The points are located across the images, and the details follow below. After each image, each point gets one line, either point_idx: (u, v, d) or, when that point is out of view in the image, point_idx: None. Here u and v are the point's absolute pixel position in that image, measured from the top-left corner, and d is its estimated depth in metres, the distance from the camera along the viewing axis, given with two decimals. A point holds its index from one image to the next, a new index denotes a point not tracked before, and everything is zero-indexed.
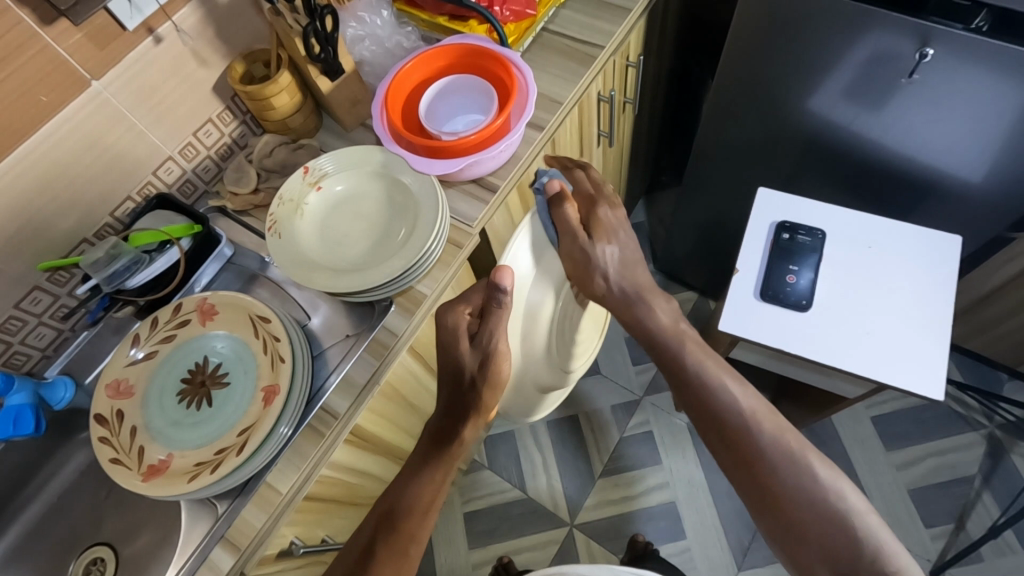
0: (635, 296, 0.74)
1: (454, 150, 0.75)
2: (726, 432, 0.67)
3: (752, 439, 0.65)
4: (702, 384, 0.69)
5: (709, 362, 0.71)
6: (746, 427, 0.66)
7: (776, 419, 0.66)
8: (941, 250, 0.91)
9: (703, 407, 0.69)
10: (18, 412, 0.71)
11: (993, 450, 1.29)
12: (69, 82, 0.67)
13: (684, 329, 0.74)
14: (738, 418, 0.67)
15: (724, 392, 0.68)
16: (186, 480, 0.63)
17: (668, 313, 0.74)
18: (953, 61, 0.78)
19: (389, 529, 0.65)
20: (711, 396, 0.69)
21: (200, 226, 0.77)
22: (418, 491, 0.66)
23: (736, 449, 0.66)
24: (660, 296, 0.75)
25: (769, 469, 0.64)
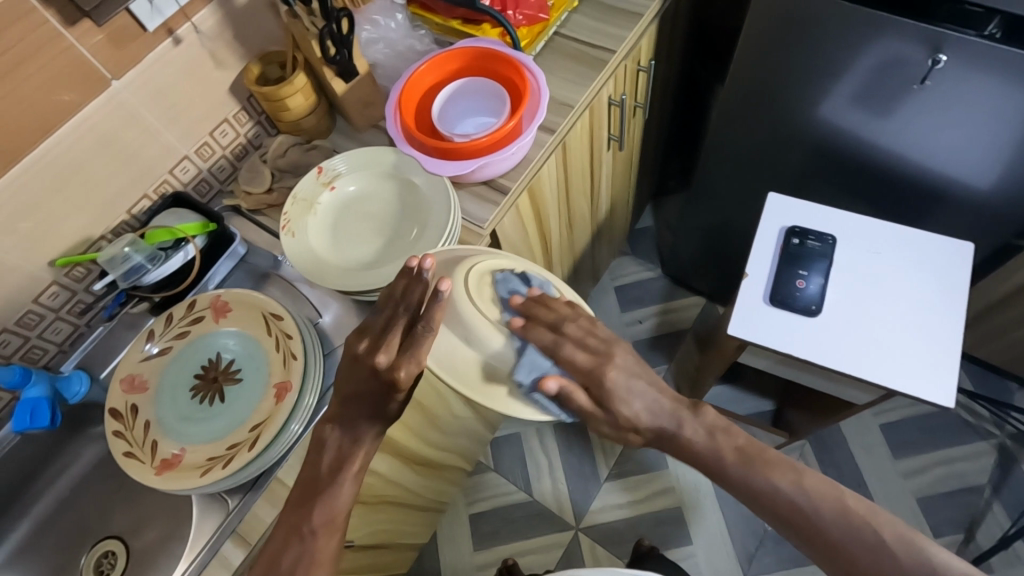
0: (670, 426, 0.65)
1: (465, 152, 0.75)
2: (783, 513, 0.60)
3: (828, 535, 0.58)
4: (753, 488, 0.61)
5: (758, 466, 0.62)
6: (814, 522, 0.59)
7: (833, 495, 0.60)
8: (951, 256, 0.90)
9: (766, 511, 0.61)
10: (35, 404, 0.72)
11: (1002, 460, 1.28)
12: (90, 81, 0.68)
13: (724, 445, 0.63)
14: (801, 513, 0.59)
15: (780, 492, 0.60)
16: (198, 475, 0.64)
17: (700, 430, 0.64)
18: (966, 69, 0.78)
19: (330, 534, 0.60)
20: (773, 498, 0.60)
21: (214, 224, 0.78)
22: (341, 497, 0.60)
23: (831, 555, 0.58)
24: (687, 411, 0.65)
25: (873, 571, 0.56)
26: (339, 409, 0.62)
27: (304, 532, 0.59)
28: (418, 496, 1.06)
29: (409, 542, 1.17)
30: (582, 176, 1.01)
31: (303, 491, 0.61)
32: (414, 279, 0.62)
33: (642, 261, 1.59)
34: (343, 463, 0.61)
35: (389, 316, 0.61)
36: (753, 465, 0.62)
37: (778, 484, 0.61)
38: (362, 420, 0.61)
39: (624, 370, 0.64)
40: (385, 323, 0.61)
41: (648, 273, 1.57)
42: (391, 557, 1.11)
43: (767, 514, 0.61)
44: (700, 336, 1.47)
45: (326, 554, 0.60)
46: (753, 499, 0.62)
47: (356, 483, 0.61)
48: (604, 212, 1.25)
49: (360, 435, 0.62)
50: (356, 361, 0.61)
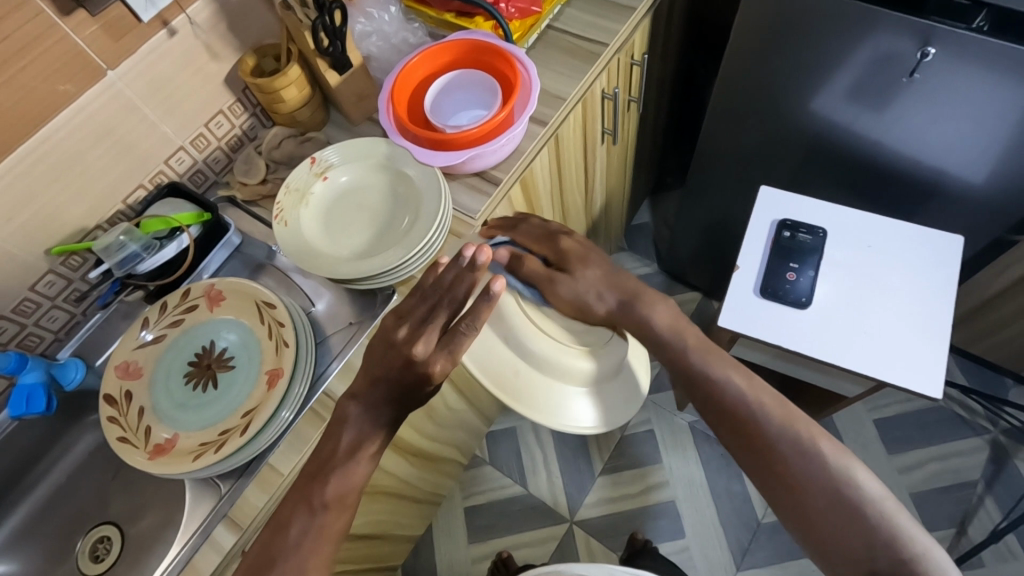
0: (630, 301, 0.69)
1: (457, 143, 0.76)
2: (728, 413, 0.65)
3: (766, 434, 0.63)
4: (708, 385, 0.66)
5: (715, 363, 0.67)
6: (756, 421, 0.63)
7: (784, 407, 0.64)
8: (942, 250, 0.91)
9: (712, 406, 0.66)
10: (31, 391, 0.73)
11: (996, 456, 1.29)
12: (86, 71, 0.69)
13: (685, 330, 0.68)
14: (748, 411, 0.64)
15: (731, 393, 0.65)
16: (190, 459, 0.65)
17: (666, 314, 0.69)
18: (955, 61, 0.78)
19: (340, 510, 0.60)
20: (724, 399, 0.65)
21: (209, 214, 0.79)
22: (355, 475, 0.61)
23: (754, 443, 0.63)
24: (652, 294, 0.70)
25: (798, 469, 0.61)
26: (367, 389, 0.61)
27: (315, 504, 0.59)
28: (413, 487, 1.07)
29: (404, 533, 1.19)
30: (576, 170, 1.02)
31: (316, 466, 0.61)
32: (463, 267, 0.60)
33: (638, 257, 1.60)
34: (361, 445, 0.61)
35: (431, 306, 0.60)
36: (710, 360, 0.67)
37: (733, 389, 0.65)
38: (386, 402, 0.61)
39: (582, 243, 0.72)
40: (425, 310, 0.61)
41: (644, 269, 1.58)
42: (386, 547, 1.12)
43: (711, 409, 0.66)
44: None
45: (335, 528, 0.60)
46: (703, 393, 0.67)
47: (372, 463, 0.62)
48: (599, 207, 1.26)
49: (381, 418, 0.61)
50: (386, 346, 0.61)
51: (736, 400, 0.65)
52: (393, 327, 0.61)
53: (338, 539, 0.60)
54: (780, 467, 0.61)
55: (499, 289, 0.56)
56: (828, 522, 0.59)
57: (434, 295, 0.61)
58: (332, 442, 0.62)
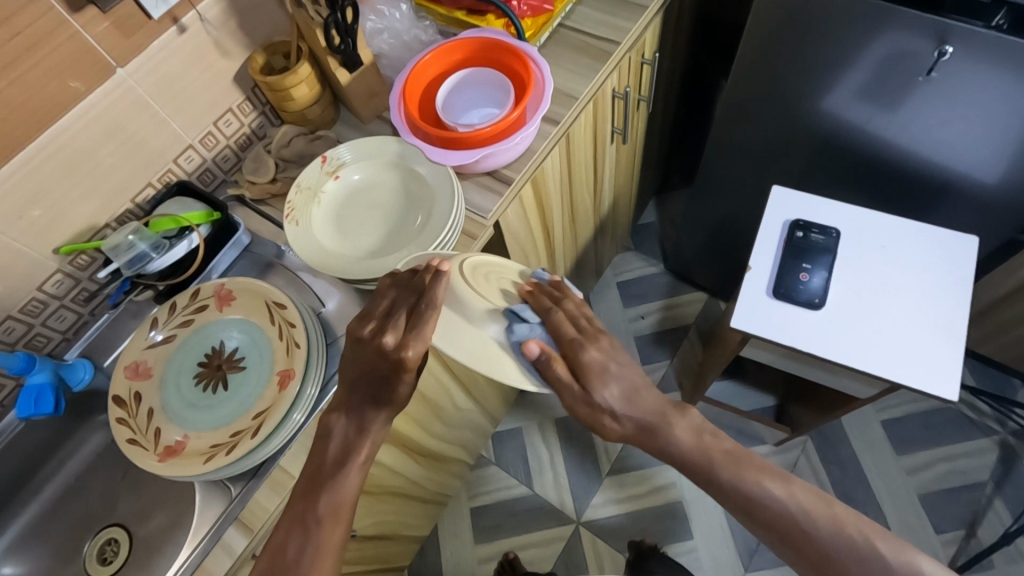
0: (651, 420, 0.62)
1: (470, 142, 0.75)
2: (770, 525, 0.59)
3: (818, 544, 0.57)
4: (743, 494, 0.60)
5: (744, 468, 0.61)
6: (807, 532, 0.58)
7: (829, 509, 0.59)
8: (956, 251, 0.90)
9: (753, 518, 0.60)
10: (40, 391, 0.72)
11: (1005, 457, 1.28)
12: (96, 69, 0.68)
13: (712, 446, 0.62)
14: (796, 526, 0.58)
15: (774, 499, 0.59)
16: (201, 462, 0.64)
17: (688, 430, 0.62)
18: (973, 60, 0.77)
19: (337, 522, 0.60)
20: (767, 510, 0.59)
21: (219, 213, 0.78)
22: (348, 485, 0.61)
23: (801, 550, 0.58)
24: (675, 410, 0.63)
25: (856, 574, 0.56)
26: (347, 393, 0.62)
27: (310, 522, 0.59)
28: (420, 488, 1.07)
29: (411, 535, 1.18)
30: (586, 169, 1.01)
31: (308, 480, 0.61)
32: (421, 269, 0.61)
33: (644, 256, 1.59)
34: (351, 451, 0.61)
35: (395, 301, 0.61)
36: (742, 470, 0.61)
37: (773, 496, 0.59)
38: (367, 404, 0.62)
39: (608, 351, 0.62)
40: (388, 307, 0.61)
41: (651, 269, 1.57)
42: (393, 548, 1.11)
43: (752, 520, 0.60)
44: (703, 332, 1.47)
45: (332, 543, 0.59)
46: (739, 506, 0.60)
47: (363, 471, 0.62)
48: (607, 207, 1.25)
49: (367, 420, 0.62)
50: (356, 345, 0.62)
51: (777, 510, 0.59)
52: (363, 325, 0.62)
53: (337, 552, 0.59)
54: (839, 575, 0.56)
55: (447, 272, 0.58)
56: None
57: (396, 296, 0.61)
58: (319, 456, 0.62)
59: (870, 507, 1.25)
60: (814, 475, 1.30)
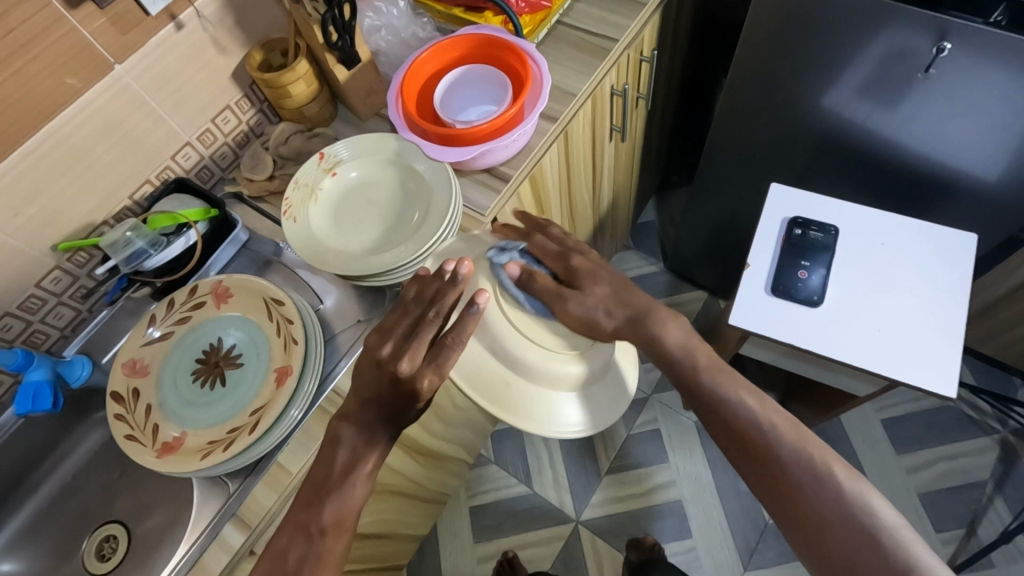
0: (642, 314, 0.60)
1: (467, 138, 0.75)
2: (735, 433, 0.57)
3: (778, 455, 0.55)
4: (717, 399, 0.58)
5: (725, 380, 0.59)
6: (770, 445, 0.56)
7: (796, 428, 0.56)
8: (955, 248, 0.90)
9: (721, 424, 0.58)
10: (37, 388, 0.72)
11: (1005, 455, 1.28)
12: (93, 65, 0.68)
13: (699, 347, 0.60)
14: (760, 432, 0.56)
15: (744, 411, 0.57)
16: (199, 458, 0.64)
17: (679, 330, 0.60)
18: (972, 57, 0.77)
19: (339, 534, 0.58)
20: (736, 418, 0.57)
21: (216, 210, 0.78)
22: (353, 497, 0.58)
23: (762, 464, 0.56)
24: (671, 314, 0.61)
25: (811, 494, 0.54)
26: (358, 411, 0.59)
27: (312, 532, 0.57)
28: (419, 486, 1.07)
29: (410, 533, 1.18)
30: (584, 167, 1.01)
31: (313, 489, 0.59)
32: (448, 283, 0.58)
33: (643, 255, 1.59)
34: (357, 463, 0.58)
35: (419, 318, 0.58)
36: (721, 380, 0.58)
37: (745, 407, 0.57)
38: (379, 422, 0.59)
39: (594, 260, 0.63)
40: (411, 325, 0.59)
41: (650, 268, 1.57)
42: (392, 546, 1.11)
43: (715, 422, 0.59)
44: (702, 330, 1.47)
45: (332, 556, 0.57)
46: (710, 412, 0.59)
47: (369, 484, 0.60)
48: (606, 205, 1.25)
49: (376, 436, 0.59)
50: (369, 365, 0.58)
51: (748, 420, 0.57)
52: (378, 347, 0.58)
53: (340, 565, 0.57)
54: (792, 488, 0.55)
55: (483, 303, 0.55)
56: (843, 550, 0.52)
57: (424, 318, 0.57)
58: (326, 465, 0.59)
59: None
60: None
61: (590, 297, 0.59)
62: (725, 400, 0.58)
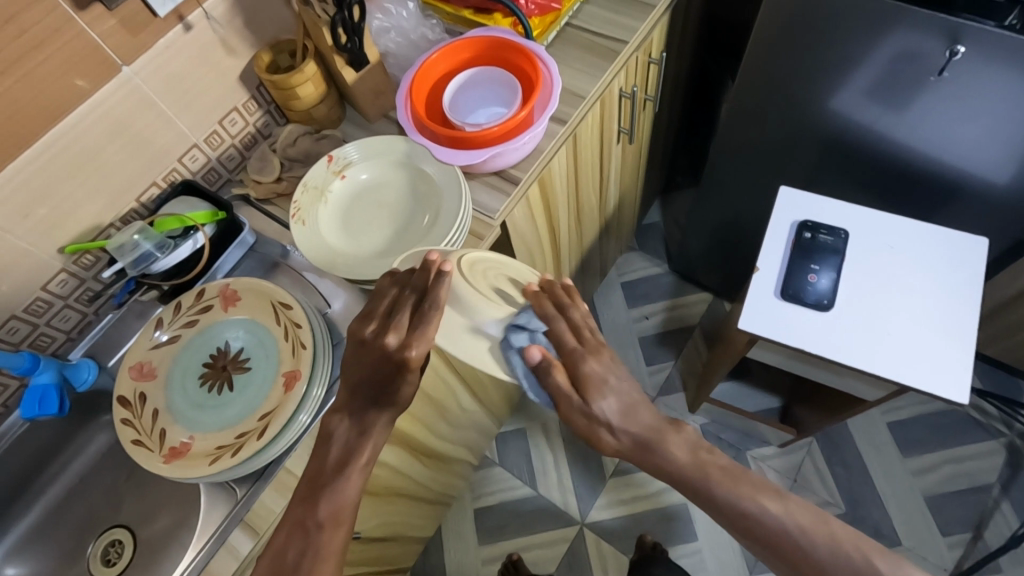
0: (648, 434, 0.60)
1: (477, 141, 0.75)
2: (762, 542, 0.55)
3: (819, 565, 0.53)
4: (732, 507, 0.56)
5: (738, 485, 0.57)
6: (798, 546, 0.54)
7: (823, 526, 0.54)
8: (966, 253, 0.89)
9: (743, 532, 0.56)
10: (44, 392, 0.72)
11: (1012, 459, 1.27)
12: (102, 67, 0.68)
13: (709, 464, 0.58)
14: (795, 543, 0.54)
15: (762, 516, 0.55)
16: (207, 463, 0.63)
17: (684, 447, 0.59)
18: (986, 60, 0.77)
19: (338, 529, 0.59)
20: (753, 521, 0.55)
21: (224, 213, 0.78)
22: (347, 489, 0.60)
23: (797, 568, 0.54)
24: (673, 429, 0.60)
25: None
26: (349, 398, 0.62)
27: (310, 527, 0.58)
28: (424, 488, 1.06)
29: (415, 536, 1.17)
30: (592, 169, 1.00)
31: (309, 485, 0.60)
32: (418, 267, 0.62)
33: (648, 257, 1.58)
34: (351, 455, 0.61)
35: (396, 298, 0.62)
36: (735, 485, 0.56)
37: (762, 509, 0.55)
38: (369, 407, 0.62)
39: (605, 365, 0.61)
40: (390, 306, 0.62)
41: (655, 269, 1.56)
42: (397, 549, 1.11)
43: (739, 533, 0.56)
44: (707, 332, 1.47)
45: (331, 551, 0.58)
46: (727, 519, 0.56)
47: (363, 477, 0.61)
48: (612, 208, 1.24)
49: (368, 426, 0.61)
50: (358, 344, 0.62)
51: (773, 524, 0.55)
52: (364, 327, 0.62)
53: (338, 558, 0.58)
54: None
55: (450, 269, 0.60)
56: None
57: (402, 296, 0.61)
58: (320, 460, 0.61)
59: (877, 509, 1.25)
60: (819, 477, 1.30)
61: (590, 411, 0.59)
62: (742, 508, 0.56)
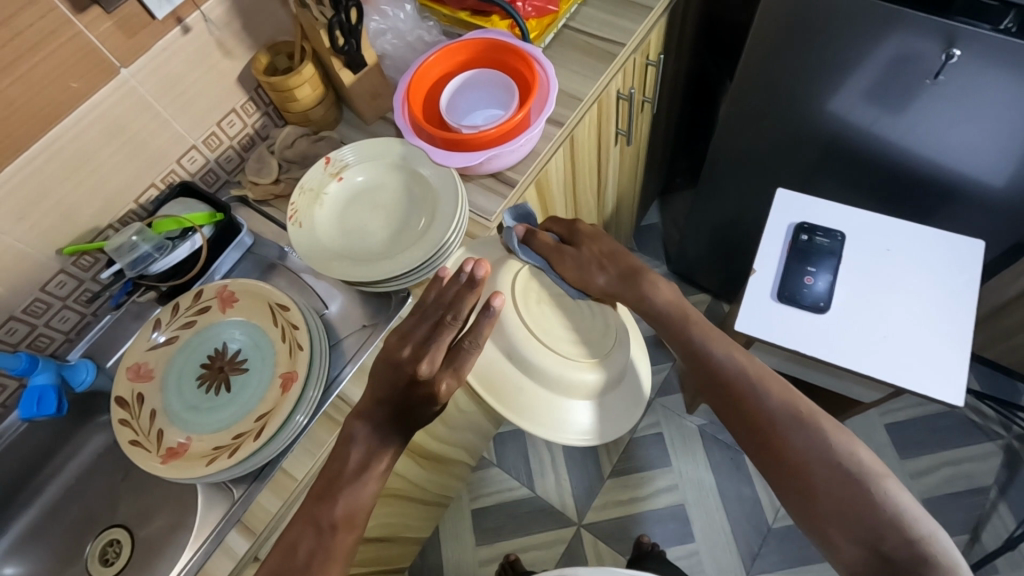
0: (635, 272, 0.73)
1: (473, 144, 0.75)
2: (725, 387, 0.65)
3: (764, 407, 0.62)
4: (705, 351, 0.67)
5: (714, 337, 0.68)
6: (755, 395, 0.63)
7: (785, 385, 0.64)
8: (962, 255, 0.89)
9: (711, 379, 0.66)
10: (41, 392, 0.72)
11: (1009, 461, 1.27)
12: (99, 68, 0.68)
13: (689, 303, 0.72)
14: (749, 384, 0.64)
15: (730, 364, 0.66)
16: (203, 464, 0.64)
17: (669, 291, 0.72)
18: (981, 63, 0.77)
19: (349, 530, 0.58)
20: (720, 369, 0.65)
21: (222, 214, 0.78)
22: (363, 493, 0.59)
23: (752, 419, 0.62)
24: (660, 276, 0.74)
25: (799, 445, 0.59)
26: (374, 406, 0.61)
27: (323, 526, 0.58)
28: (423, 489, 1.07)
29: (413, 536, 1.18)
30: (589, 171, 1.00)
31: (325, 485, 0.60)
32: (467, 286, 0.62)
33: (647, 258, 1.59)
34: (371, 461, 0.60)
35: (435, 324, 0.62)
36: (711, 336, 0.68)
37: (729, 361, 0.66)
38: (391, 419, 0.61)
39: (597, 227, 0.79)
40: (429, 331, 0.62)
41: (654, 271, 1.57)
42: (394, 549, 1.11)
43: (708, 376, 0.67)
44: None
45: (342, 551, 0.58)
46: (700, 366, 0.67)
47: (380, 482, 0.61)
48: (610, 209, 1.25)
49: (389, 437, 0.61)
50: (390, 366, 0.61)
51: (737, 369, 0.65)
52: (400, 348, 0.61)
53: (346, 560, 0.58)
54: (778, 438, 0.60)
55: (496, 304, 0.59)
56: (829, 496, 0.57)
57: (442, 321, 0.61)
58: (339, 460, 0.61)
59: None
60: None
61: (584, 254, 0.75)
62: (712, 354, 0.67)
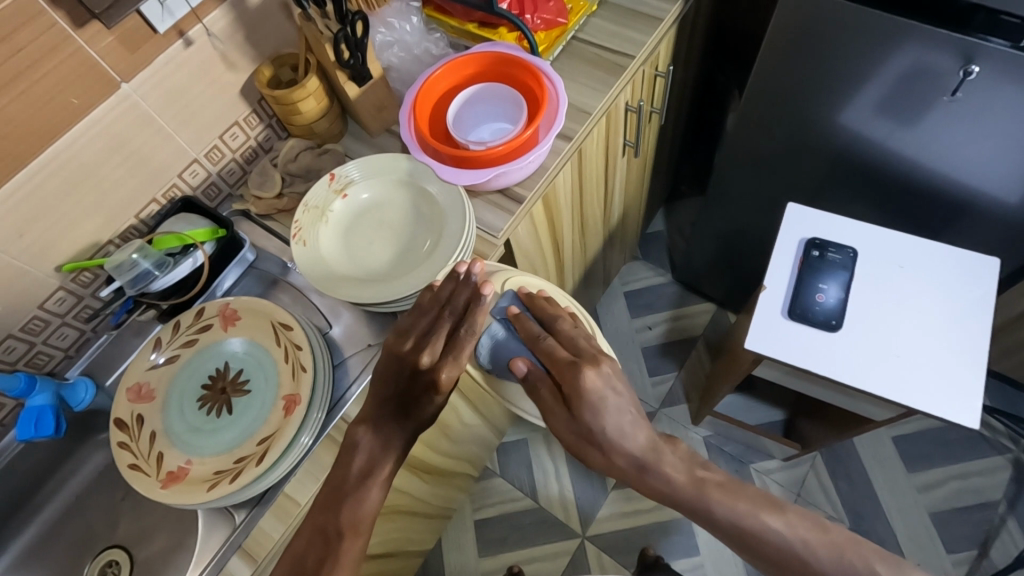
0: (641, 458, 0.61)
1: (481, 161, 0.73)
2: (767, 557, 0.58)
3: (822, 575, 0.56)
4: (738, 526, 0.59)
5: (739, 499, 0.59)
6: (806, 563, 0.57)
7: (825, 536, 0.57)
8: (976, 272, 0.88)
9: (752, 552, 0.59)
10: (40, 413, 0.71)
11: (1019, 476, 1.26)
12: (100, 84, 0.67)
13: (703, 477, 0.61)
14: (797, 557, 0.57)
15: (772, 534, 0.58)
16: (204, 489, 0.62)
17: (679, 465, 0.62)
18: (998, 80, 0.75)
19: (356, 536, 0.58)
20: (752, 532, 0.58)
21: (224, 230, 0.76)
22: (368, 502, 0.59)
23: None
24: (665, 445, 0.63)
25: None
26: (375, 409, 0.62)
27: (331, 535, 0.58)
28: (426, 504, 1.06)
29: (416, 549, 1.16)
30: (596, 182, 0.99)
31: (329, 494, 0.60)
32: (463, 280, 0.62)
33: (653, 266, 1.57)
34: (375, 466, 0.60)
35: (434, 318, 0.62)
36: (733, 499, 0.59)
37: (769, 524, 0.58)
38: (393, 419, 0.62)
39: (606, 381, 0.62)
40: (428, 325, 0.63)
41: (658, 279, 1.55)
42: (398, 563, 1.10)
43: (744, 549, 0.59)
44: (711, 343, 1.46)
45: (349, 558, 0.58)
46: (731, 538, 0.59)
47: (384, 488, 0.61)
48: (617, 220, 1.23)
49: (392, 440, 0.61)
50: (393, 361, 0.62)
51: (778, 543, 0.58)
52: (401, 342, 0.63)
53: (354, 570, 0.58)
54: None
55: None
56: None
57: (437, 313, 0.63)
58: (343, 469, 0.61)
59: (881, 524, 1.24)
60: (823, 491, 1.29)
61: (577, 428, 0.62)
62: (733, 523, 0.59)
